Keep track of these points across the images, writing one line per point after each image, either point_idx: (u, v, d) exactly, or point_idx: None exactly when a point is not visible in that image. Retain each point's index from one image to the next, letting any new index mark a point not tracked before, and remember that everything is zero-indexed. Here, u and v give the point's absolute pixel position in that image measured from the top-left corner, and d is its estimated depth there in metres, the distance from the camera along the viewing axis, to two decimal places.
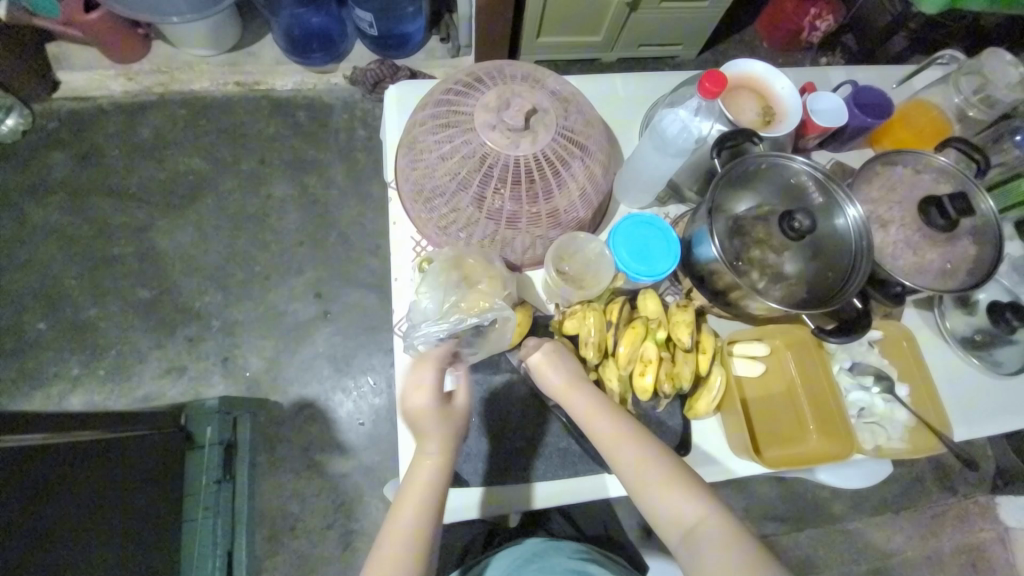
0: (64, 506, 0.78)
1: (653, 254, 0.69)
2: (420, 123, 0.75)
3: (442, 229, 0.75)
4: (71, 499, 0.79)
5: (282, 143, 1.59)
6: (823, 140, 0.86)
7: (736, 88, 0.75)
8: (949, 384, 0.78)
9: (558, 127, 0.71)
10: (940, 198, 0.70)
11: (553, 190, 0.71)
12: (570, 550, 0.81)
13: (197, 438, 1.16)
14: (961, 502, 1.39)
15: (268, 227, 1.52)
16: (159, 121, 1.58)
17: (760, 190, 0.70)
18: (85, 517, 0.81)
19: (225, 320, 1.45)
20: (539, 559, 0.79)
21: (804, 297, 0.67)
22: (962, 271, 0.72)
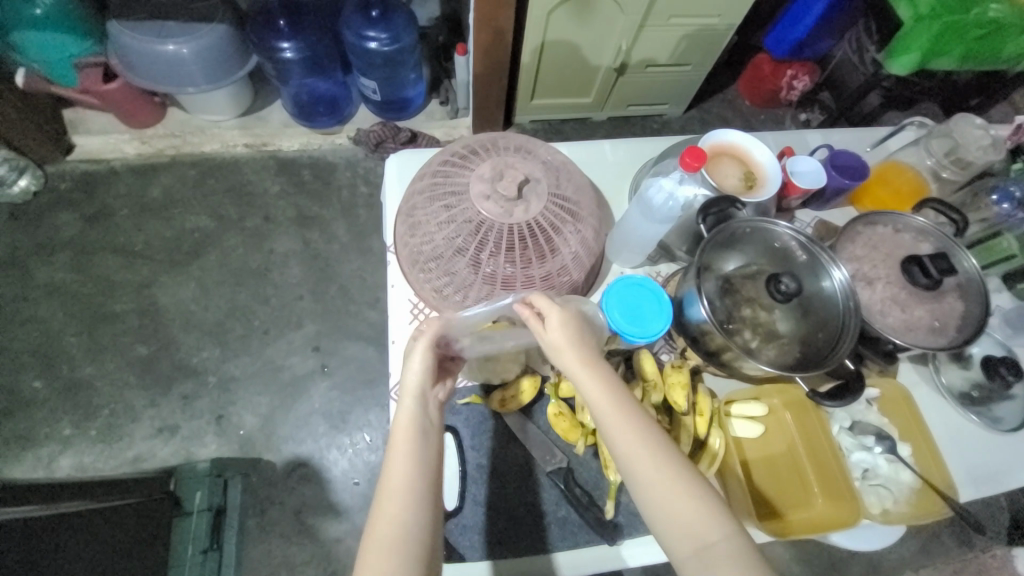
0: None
1: (645, 316, 0.70)
2: (418, 192, 0.78)
3: (438, 291, 0.77)
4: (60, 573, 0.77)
5: (287, 200, 1.64)
6: (806, 200, 0.90)
7: (717, 156, 0.80)
8: (951, 441, 0.76)
9: (550, 195, 0.74)
10: (922, 258, 0.72)
11: (546, 254, 0.73)
12: None
13: (185, 504, 1.12)
14: (984, 560, 1.32)
15: (269, 282, 1.55)
16: (169, 181, 1.64)
17: (746, 252, 0.73)
18: None
19: (221, 376, 1.44)
20: None
21: (797, 358, 0.68)
22: (951, 327, 0.73)
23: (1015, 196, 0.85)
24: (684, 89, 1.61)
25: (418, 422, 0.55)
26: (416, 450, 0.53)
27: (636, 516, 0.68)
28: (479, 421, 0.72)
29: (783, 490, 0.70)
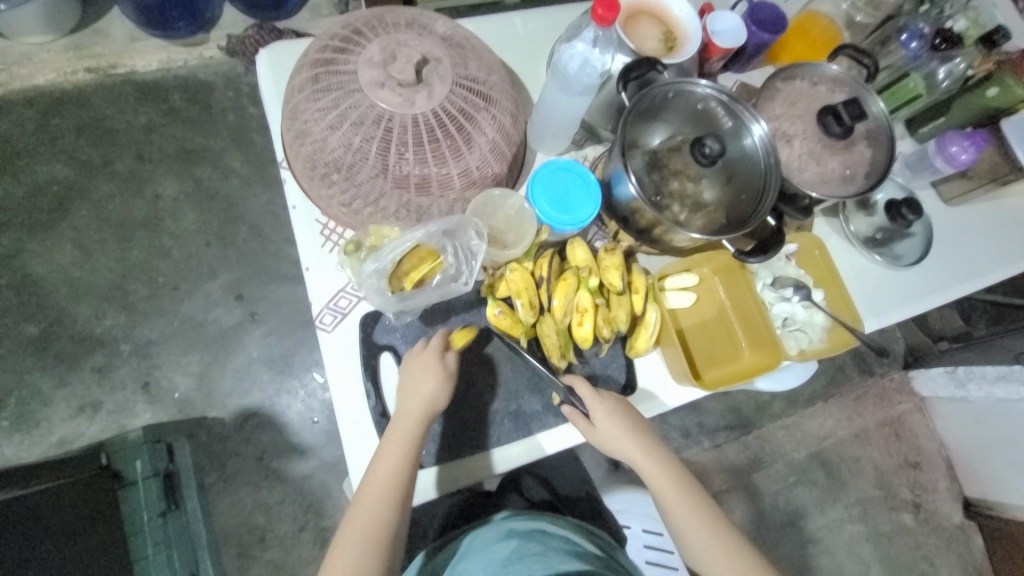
0: None
1: (573, 201, 0.67)
2: (300, 90, 0.66)
3: (348, 206, 0.68)
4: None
5: (161, 134, 1.39)
6: (727, 62, 0.86)
7: (632, 15, 0.72)
8: (859, 282, 0.84)
9: (456, 77, 0.65)
10: (837, 107, 0.72)
11: (462, 148, 0.66)
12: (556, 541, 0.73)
13: (127, 475, 1.03)
14: (879, 381, 1.58)
15: (165, 232, 1.35)
16: (2, 126, 1.33)
17: (670, 120, 0.69)
18: None
19: (137, 342, 1.30)
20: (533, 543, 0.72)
21: (724, 223, 0.68)
22: (860, 175, 0.75)
23: (924, 34, 0.86)
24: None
25: (408, 446, 0.61)
26: (405, 462, 0.61)
27: None
28: (417, 336, 0.69)
29: (715, 349, 0.75)
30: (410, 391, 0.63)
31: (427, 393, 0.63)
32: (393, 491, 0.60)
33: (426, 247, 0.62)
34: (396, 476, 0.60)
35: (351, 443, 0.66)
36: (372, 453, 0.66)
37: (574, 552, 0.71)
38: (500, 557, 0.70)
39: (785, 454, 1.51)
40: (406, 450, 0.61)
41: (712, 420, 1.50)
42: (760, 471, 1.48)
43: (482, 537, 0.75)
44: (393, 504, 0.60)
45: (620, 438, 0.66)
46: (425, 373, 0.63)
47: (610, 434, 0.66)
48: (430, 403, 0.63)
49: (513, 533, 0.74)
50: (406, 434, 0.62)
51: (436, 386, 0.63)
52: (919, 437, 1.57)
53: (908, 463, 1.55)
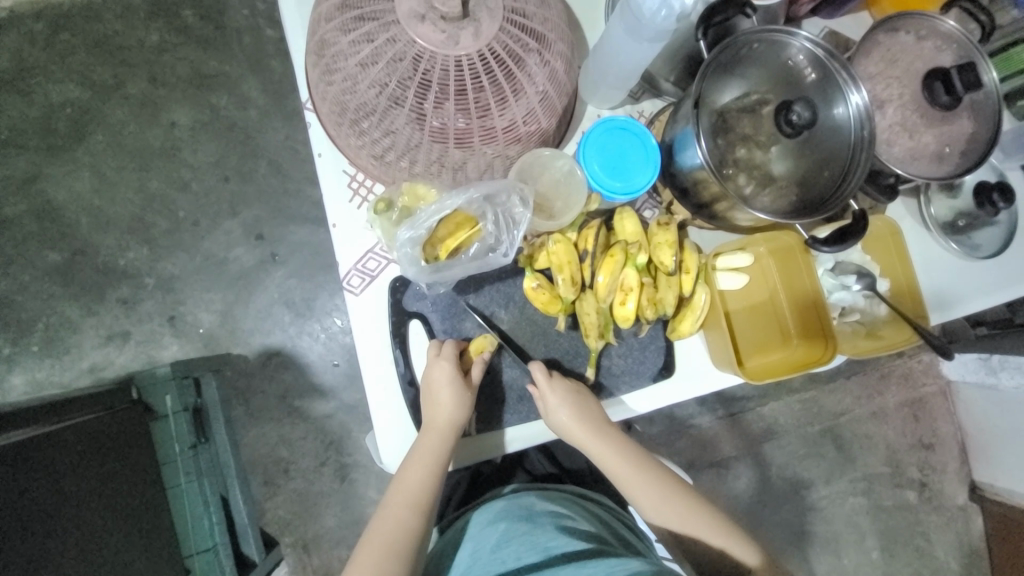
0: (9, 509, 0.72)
1: (630, 167, 0.60)
2: (328, 18, 0.58)
3: (378, 158, 0.62)
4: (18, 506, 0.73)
5: (174, 55, 1.29)
6: (816, 5, 0.73)
7: None
8: (927, 272, 0.77)
9: (507, 12, 0.55)
10: (949, 70, 0.62)
11: (508, 98, 0.58)
12: (550, 520, 0.66)
13: (157, 408, 1.07)
14: (907, 363, 1.54)
15: (183, 163, 1.30)
16: (8, 37, 1.24)
17: (750, 77, 0.60)
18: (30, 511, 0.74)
19: (161, 276, 1.30)
20: (525, 522, 0.66)
21: (796, 202, 0.60)
22: (957, 153, 0.66)
23: None
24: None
25: (433, 465, 0.61)
26: (430, 474, 0.61)
27: (618, 377, 0.68)
28: (448, 304, 0.65)
29: (761, 336, 0.70)
30: (436, 405, 0.61)
31: (453, 406, 0.61)
32: (420, 501, 0.62)
33: (463, 213, 0.56)
34: (422, 492, 0.61)
35: (377, 409, 0.65)
36: (398, 421, 0.65)
37: (566, 526, 0.65)
38: (491, 543, 0.65)
39: (799, 427, 1.50)
40: (431, 462, 0.61)
41: (731, 390, 1.49)
42: (771, 442, 1.49)
43: (473, 520, 0.70)
44: (421, 514, 0.62)
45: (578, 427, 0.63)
46: (449, 388, 0.61)
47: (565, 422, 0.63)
48: (458, 420, 0.62)
49: (500, 515, 0.68)
50: (430, 447, 0.61)
51: (461, 408, 0.61)
52: (938, 420, 1.55)
53: (922, 444, 1.54)
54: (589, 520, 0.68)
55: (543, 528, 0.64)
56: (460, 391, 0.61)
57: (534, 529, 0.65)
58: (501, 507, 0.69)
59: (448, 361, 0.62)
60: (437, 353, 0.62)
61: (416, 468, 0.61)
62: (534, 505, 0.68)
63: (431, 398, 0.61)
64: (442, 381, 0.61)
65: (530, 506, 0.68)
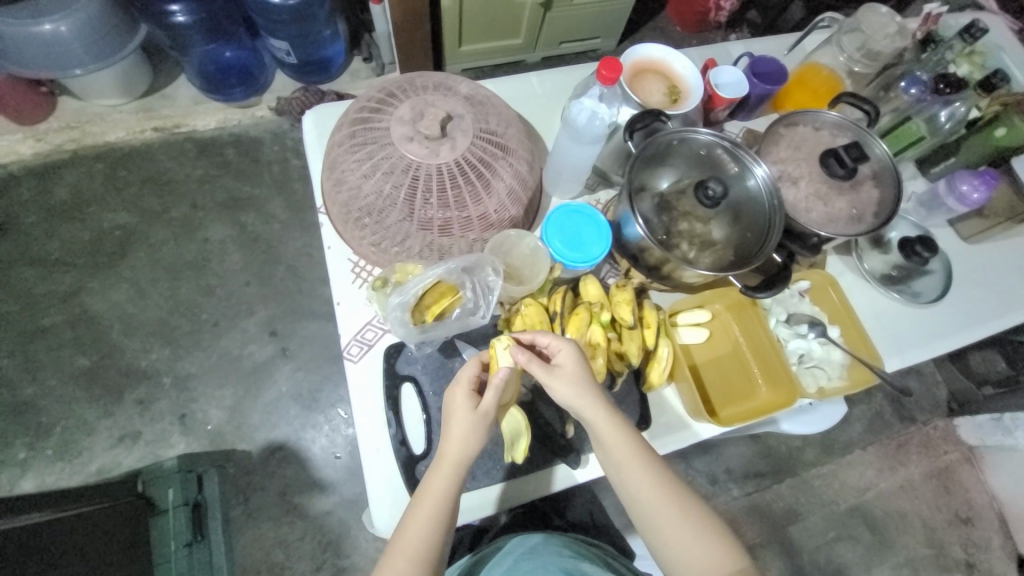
0: None
1: (585, 241, 0.71)
2: (339, 144, 0.74)
3: (377, 246, 0.75)
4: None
5: (213, 184, 1.53)
6: (732, 111, 0.92)
7: (639, 73, 0.80)
8: (879, 319, 0.83)
9: (476, 131, 0.71)
10: (837, 150, 0.75)
11: (481, 194, 0.72)
12: (553, 557, 0.70)
13: (158, 503, 1.07)
14: (922, 429, 1.49)
15: (210, 272, 1.46)
16: (77, 178, 1.50)
17: (675, 165, 0.74)
18: None
19: (178, 374, 1.38)
20: (530, 558, 0.70)
21: (731, 260, 0.71)
22: (869, 214, 0.77)
23: (923, 81, 0.89)
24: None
25: (443, 502, 0.59)
26: (438, 515, 0.59)
27: None
28: (437, 366, 0.71)
29: (732, 385, 0.76)
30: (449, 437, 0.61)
31: (464, 438, 0.61)
32: (426, 548, 0.58)
33: (445, 283, 0.66)
34: (431, 533, 0.58)
35: (371, 474, 0.68)
36: (392, 484, 0.67)
37: (568, 568, 0.69)
38: None
39: (822, 506, 1.42)
40: (442, 500, 0.59)
41: (743, 466, 1.43)
42: (795, 524, 1.39)
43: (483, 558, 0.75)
44: (430, 563, 0.58)
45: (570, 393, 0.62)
46: (466, 416, 0.61)
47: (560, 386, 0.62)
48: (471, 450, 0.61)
49: (507, 553, 0.73)
50: (442, 481, 0.60)
51: (472, 443, 0.61)
52: (970, 491, 1.46)
53: (959, 519, 1.43)
54: (590, 561, 0.72)
55: (546, 568, 0.68)
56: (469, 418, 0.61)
57: (537, 567, 0.69)
58: (509, 545, 0.74)
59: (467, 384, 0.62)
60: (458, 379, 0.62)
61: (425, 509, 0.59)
62: (539, 543, 0.73)
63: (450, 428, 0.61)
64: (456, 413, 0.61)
65: (535, 544, 0.73)
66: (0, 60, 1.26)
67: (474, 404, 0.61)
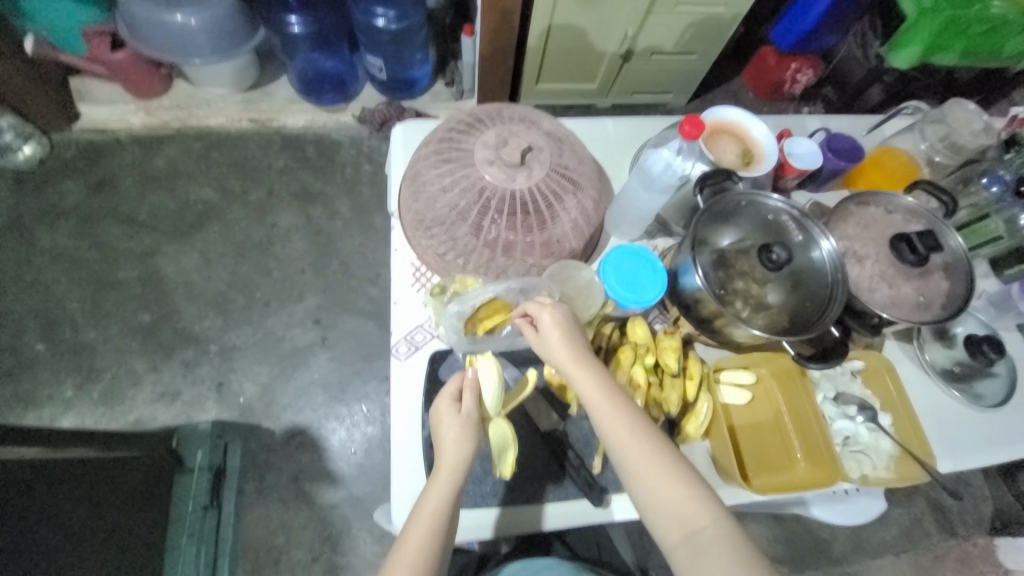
0: (65, 518, 0.78)
1: (640, 283, 0.72)
2: (423, 158, 0.80)
3: (440, 255, 0.79)
4: (52, 520, 0.76)
5: (290, 175, 1.66)
6: (802, 181, 0.93)
7: (716, 133, 0.83)
8: (935, 415, 0.79)
9: (552, 163, 0.76)
10: (910, 236, 0.74)
11: (547, 222, 0.75)
12: None
13: (187, 462, 1.19)
14: (962, 545, 1.37)
15: (271, 255, 1.56)
16: (175, 152, 1.65)
17: (741, 224, 0.75)
18: (75, 522, 0.80)
19: (223, 345, 1.46)
20: None
21: (786, 326, 0.70)
22: (935, 304, 0.75)
23: (1006, 179, 0.87)
24: (707, 49, 1.60)
25: (444, 499, 0.61)
26: (436, 514, 0.60)
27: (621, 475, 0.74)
28: None
29: (768, 454, 0.74)
30: (443, 439, 0.63)
31: (459, 439, 0.63)
32: (428, 542, 0.59)
33: (501, 301, 0.69)
34: (433, 527, 0.59)
35: (397, 471, 0.70)
36: (415, 486, 0.69)
37: None
38: None
39: None
40: (439, 498, 0.61)
41: (762, 547, 1.35)
42: None
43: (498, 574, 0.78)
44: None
45: (553, 347, 0.63)
46: (454, 422, 0.64)
47: (549, 344, 0.63)
48: (466, 444, 0.63)
49: None
50: (441, 480, 0.62)
51: (466, 439, 0.63)
52: None
53: None
54: None
55: None
56: (464, 419, 0.64)
57: None
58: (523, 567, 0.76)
59: (451, 394, 0.66)
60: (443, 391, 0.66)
61: (428, 506, 0.60)
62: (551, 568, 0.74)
63: (447, 432, 0.64)
64: (444, 412, 0.65)
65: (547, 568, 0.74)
66: (133, 40, 1.44)
67: (458, 408, 0.65)
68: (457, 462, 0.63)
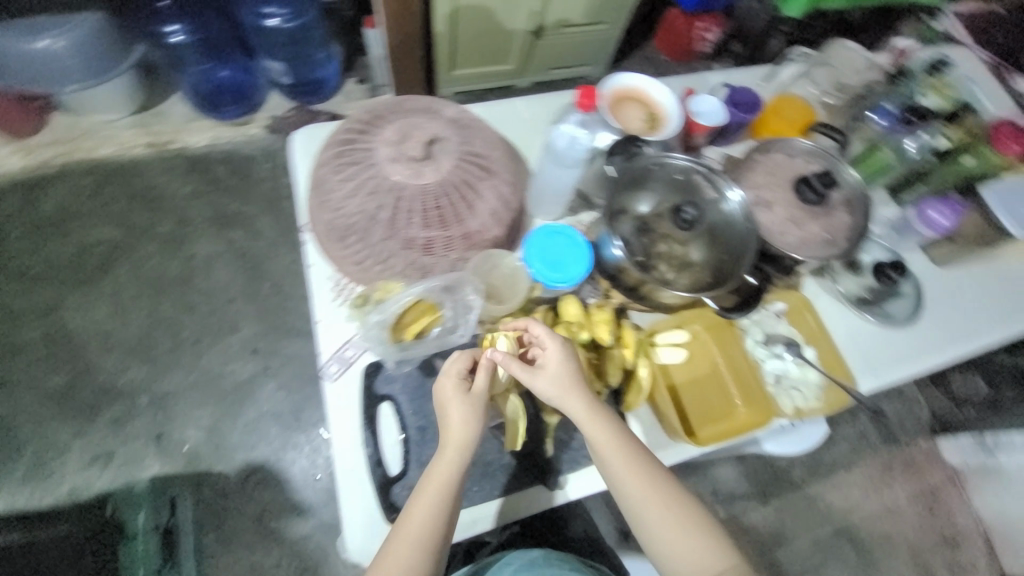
0: None
1: (565, 262, 0.72)
2: (324, 164, 0.75)
3: (359, 264, 0.75)
4: None
5: (201, 200, 1.54)
6: (712, 138, 0.95)
7: (620, 100, 0.83)
8: (855, 340, 0.85)
9: (460, 152, 0.73)
10: (810, 177, 0.79)
11: (463, 213, 0.73)
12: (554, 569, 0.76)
13: (128, 530, 1.07)
14: (903, 450, 1.50)
15: (195, 289, 1.45)
16: (64, 193, 1.49)
17: (653, 189, 0.76)
18: None
19: (156, 393, 1.35)
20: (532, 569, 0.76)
21: (707, 282, 0.72)
22: (841, 238, 0.80)
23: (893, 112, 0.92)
24: (614, 17, 1.61)
25: (450, 482, 0.61)
26: (442, 496, 0.60)
27: (576, 452, 0.75)
28: (416, 385, 0.70)
29: (711, 407, 0.77)
30: (448, 421, 0.62)
31: (464, 422, 0.62)
32: (432, 527, 0.59)
33: (426, 301, 0.67)
34: (438, 513, 0.59)
35: (346, 495, 0.67)
36: (367, 506, 0.66)
37: None
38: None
39: (809, 528, 1.41)
40: (445, 483, 0.60)
41: (730, 488, 1.42)
42: (782, 546, 1.39)
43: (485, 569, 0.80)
44: (430, 553, 0.58)
45: (559, 392, 0.64)
46: (461, 402, 0.62)
47: (555, 380, 0.64)
48: (475, 426, 0.62)
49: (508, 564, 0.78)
50: (447, 463, 0.61)
51: (473, 420, 0.62)
52: (954, 513, 1.46)
53: (946, 541, 1.44)
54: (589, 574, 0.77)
55: None
56: (476, 396, 0.63)
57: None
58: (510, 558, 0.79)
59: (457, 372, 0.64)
60: (448, 369, 0.64)
61: (432, 491, 0.60)
62: (539, 557, 0.78)
63: (456, 410, 0.62)
64: (450, 395, 0.63)
65: (535, 558, 0.78)
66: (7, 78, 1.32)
67: (468, 386, 0.63)
68: (464, 446, 0.62)
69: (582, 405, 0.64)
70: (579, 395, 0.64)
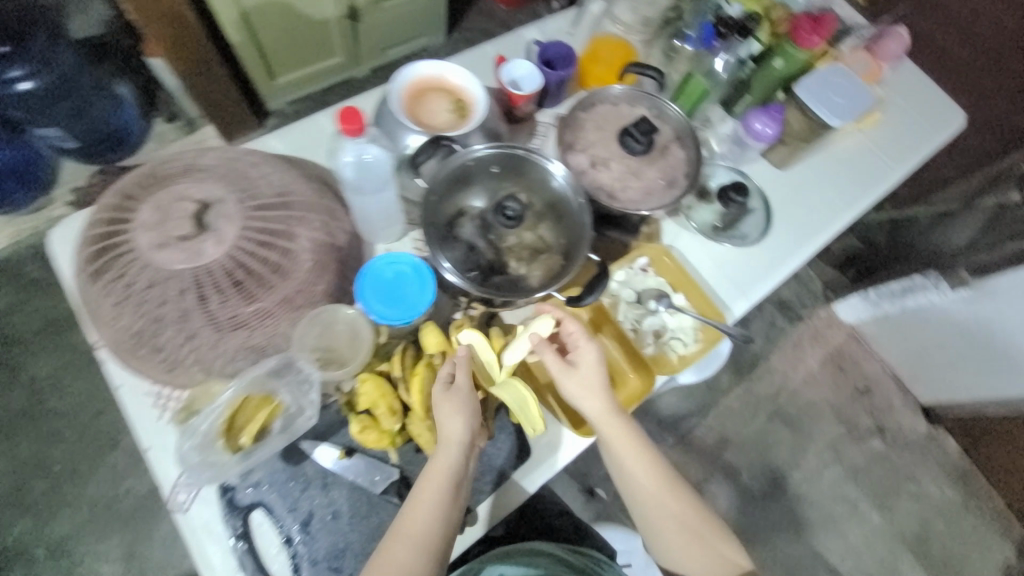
0: None
1: (405, 297, 0.65)
2: (85, 269, 0.62)
3: (170, 370, 0.63)
4: None
5: (19, 312, 1.28)
6: (538, 103, 0.89)
7: (417, 96, 0.74)
8: (719, 268, 0.87)
9: (242, 209, 0.62)
10: (629, 129, 0.77)
11: (271, 278, 0.63)
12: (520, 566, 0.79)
13: None
14: None
15: (49, 414, 1.23)
16: None
17: (477, 188, 0.70)
18: None
19: (48, 544, 1.17)
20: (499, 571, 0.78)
21: (559, 268, 0.68)
22: (680, 177, 0.78)
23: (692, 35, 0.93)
24: None
25: (445, 483, 0.60)
26: (439, 501, 0.59)
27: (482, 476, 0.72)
28: (283, 480, 0.63)
29: None
30: (448, 423, 0.61)
31: (465, 423, 0.61)
32: (428, 531, 0.58)
33: (255, 397, 0.61)
34: (436, 516, 0.59)
35: None
36: None
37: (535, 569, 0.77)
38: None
39: (748, 423, 1.47)
40: (445, 481, 0.60)
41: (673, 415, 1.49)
42: (729, 449, 1.45)
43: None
44: (431, 557, 0.58)
45: (589, 391, 0.68)
46: (448, 401, 0.62)
47: (582, 380, 0.68)
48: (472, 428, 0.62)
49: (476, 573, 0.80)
50: (445, 461, 0.60)
51: (469, 422, 0.61)
52: None
53: (860, 393, 1.51)
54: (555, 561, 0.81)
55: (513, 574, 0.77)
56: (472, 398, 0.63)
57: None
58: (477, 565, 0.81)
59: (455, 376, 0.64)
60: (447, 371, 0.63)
61: (427, 500, 0.59)
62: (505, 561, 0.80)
63: (447, 414, 0.61)
64: (442, 398, 0.62)
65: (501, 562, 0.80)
66: None
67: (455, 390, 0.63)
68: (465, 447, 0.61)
69: (601, 406, 0.68)
70: (603, 396, 0.68)
